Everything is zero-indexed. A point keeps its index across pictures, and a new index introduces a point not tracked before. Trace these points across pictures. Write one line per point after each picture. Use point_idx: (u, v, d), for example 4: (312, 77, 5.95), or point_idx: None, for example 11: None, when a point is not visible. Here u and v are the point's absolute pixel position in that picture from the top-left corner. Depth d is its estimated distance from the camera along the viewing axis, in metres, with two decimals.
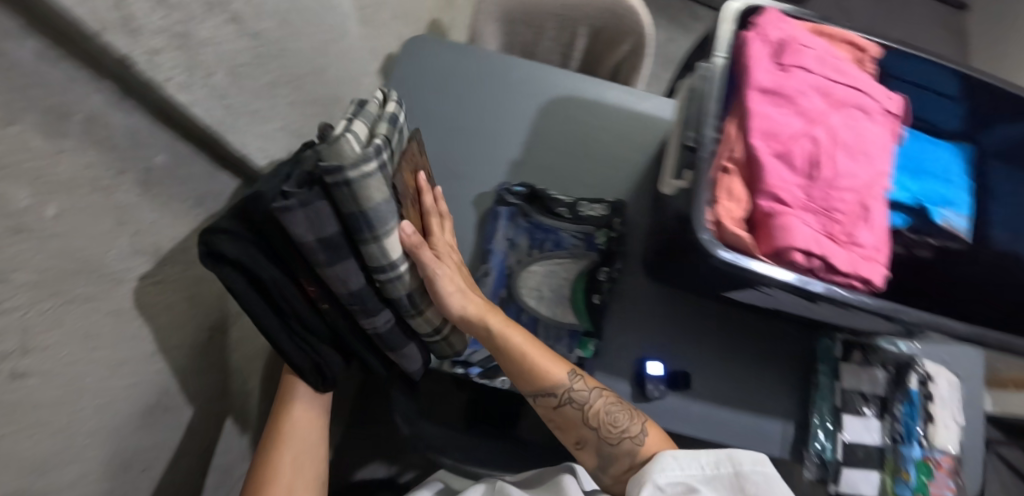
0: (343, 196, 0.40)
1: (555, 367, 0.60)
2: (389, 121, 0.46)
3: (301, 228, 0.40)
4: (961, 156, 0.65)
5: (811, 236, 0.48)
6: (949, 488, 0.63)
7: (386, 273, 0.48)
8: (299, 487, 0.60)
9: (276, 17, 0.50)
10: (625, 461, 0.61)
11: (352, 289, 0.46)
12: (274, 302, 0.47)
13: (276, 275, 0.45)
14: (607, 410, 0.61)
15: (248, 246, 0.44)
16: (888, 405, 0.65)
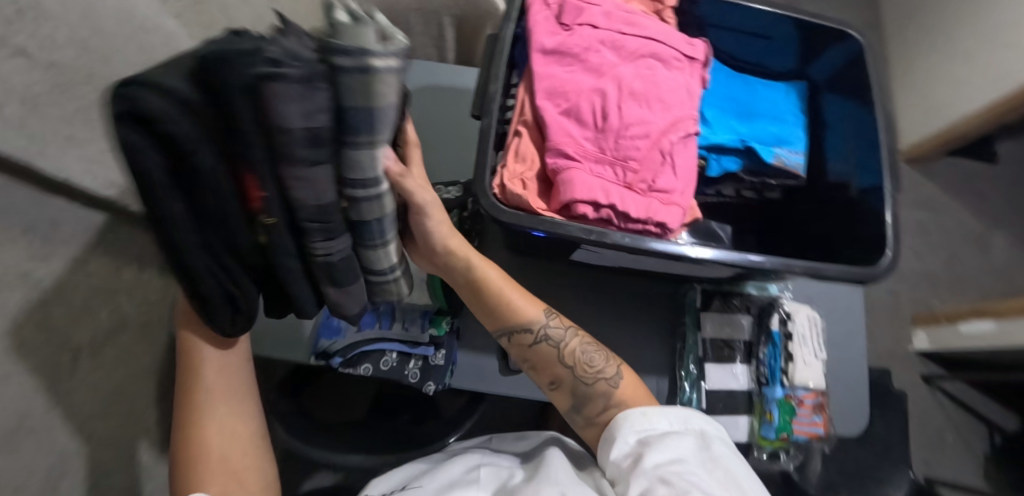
0: (350, 85, 0.31)
1: (527, 304, 0.60)
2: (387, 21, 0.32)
3: (287, 105, 0.29)
4: (795, 94, 0.66)
5: (597, 187, 0.49)
6: (816, 425, 0.62)
7: (360, 192, 0.39)
8: (232, 452, 0.54)
9: (73, 46, 0.53)
10: (599, 403, 0.60)
11: (318, 201, 0.36)
12: (200, 202, 0.34)
13: (216, 162, 0.32)
14: (582, 348, 0.60)
15: (184, 116, 0.29)
16: (752, 349, 0.66)
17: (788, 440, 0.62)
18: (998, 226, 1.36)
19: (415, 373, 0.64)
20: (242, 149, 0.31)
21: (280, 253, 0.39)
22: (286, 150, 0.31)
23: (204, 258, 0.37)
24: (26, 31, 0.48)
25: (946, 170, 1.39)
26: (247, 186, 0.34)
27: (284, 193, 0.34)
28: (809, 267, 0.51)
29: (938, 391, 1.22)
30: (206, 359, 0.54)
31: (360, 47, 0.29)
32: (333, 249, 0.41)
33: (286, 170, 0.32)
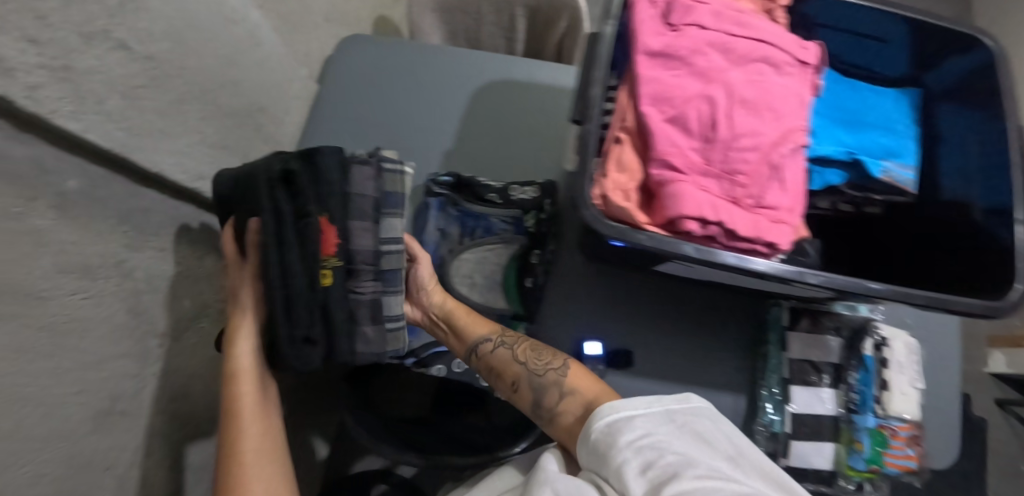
0: (390, 181, 0.62)
1: (486, 324, 0.65)
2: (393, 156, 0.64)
3: (364, 185, 0.60)
4: (906, 102, 0.61)
5: (705, 202, 0.46)
6: (909, 458, 0.59)
7: (388, 247, 0.62)
8: None
9: (168, 39, 0.53)
10: (554, 393, 0.57)
11: (367, 247, 0.61)
12: (303, 238, 0.56)
13: (314, 210, 0.57)
14: (530, 349, 0.61)
15: (308, 181, 0.57)
16: (842, 373, 0.62)
17: (879, 472, 0.59)
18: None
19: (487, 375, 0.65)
20: (329, 205, 0.58)
21: (336, 288, 0.59)
22: (359, 207, 0.60)
23: (297, 286, 0.56)
24: (127, 24, 0.49)
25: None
26: (330, 237, 0.58)
27: (353, 238, 0.60)
28: (930, 297, 0.48)
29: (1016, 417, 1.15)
30: (245, 390, 0.59)
31: (395, 169, 0.62)
32: (373, 283, 0.62)
33: (356, 222, 0.60)
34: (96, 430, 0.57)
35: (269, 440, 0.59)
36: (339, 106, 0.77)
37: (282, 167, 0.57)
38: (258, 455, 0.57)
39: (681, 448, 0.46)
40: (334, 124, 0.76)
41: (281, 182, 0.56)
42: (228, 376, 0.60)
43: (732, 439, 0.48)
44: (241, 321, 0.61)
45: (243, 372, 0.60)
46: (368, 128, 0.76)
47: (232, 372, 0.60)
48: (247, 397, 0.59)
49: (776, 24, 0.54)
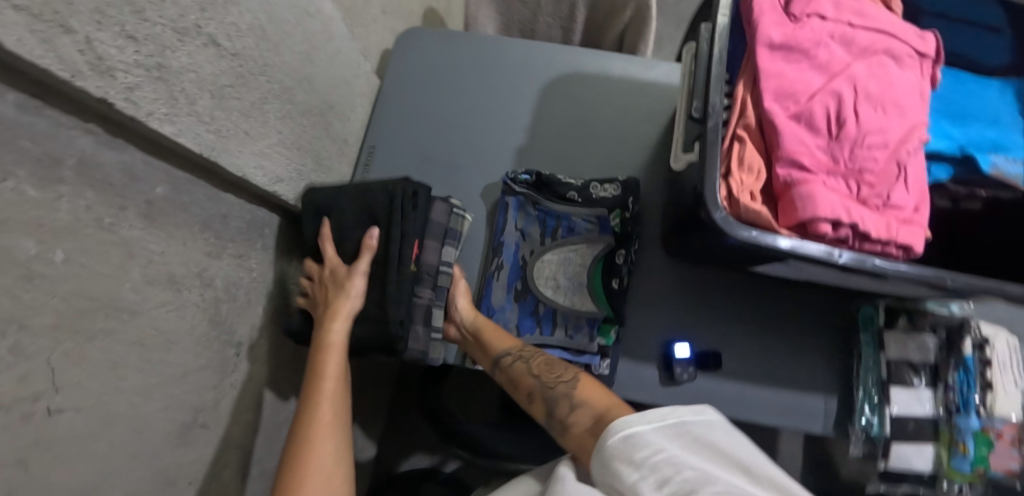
0: (456, 221, 0.64)
1: (511, 338, 0.62)
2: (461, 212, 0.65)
3: (439, 214, 0.62)
4: (1011, 94, 0.58)
5: (839, 203, 0.44)
6: (1013, 459, 0.58)
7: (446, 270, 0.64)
8: None
9: (253, 34, 0.50)
10: (565, 405, 0.52)
11: (433, 262, 0.62)
12: (401, 243, 0.59)
13: (413, 226, 0.60)
14: (546, 362, 0.57)
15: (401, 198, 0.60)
16: (939, 373, 0.61)
17: (984, 474, 0.58)
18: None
19: None
20: (419, 224, 0.60)
21: (406, 289, 0.59)
22: (435, 230, 0.62)
23: (388, 281, 0.59)
24: (217, 19, 0.45)
25: None
26: (415, 247, 0.60)
27: (428, 254, 0.62)
28: None
29: None
30: (332, 361, 0.56)
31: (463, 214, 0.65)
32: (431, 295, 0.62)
33: (432, 240, 0.62)
34: (181, 445, 0.55)
35: (344, 415, 0.54)
36: (405, 103, 0.74)
37: (409, 185, 0.60)
38: (331, 427, 0.52)
39: (703, 466, 0.39)
40: (401, 122, 0.74)
41: (397, 195, 0.60)
42: (318, 347, 0.57)
43: (754, 455, 0.41)
44: (343, 299, 0.58)
45: (334, 344, 0.57)
46: (436, 125, 0.73)
47: (324, 344, 0.57)
48: (334, 370, 0.56)
49: (892, 14, 0.52)
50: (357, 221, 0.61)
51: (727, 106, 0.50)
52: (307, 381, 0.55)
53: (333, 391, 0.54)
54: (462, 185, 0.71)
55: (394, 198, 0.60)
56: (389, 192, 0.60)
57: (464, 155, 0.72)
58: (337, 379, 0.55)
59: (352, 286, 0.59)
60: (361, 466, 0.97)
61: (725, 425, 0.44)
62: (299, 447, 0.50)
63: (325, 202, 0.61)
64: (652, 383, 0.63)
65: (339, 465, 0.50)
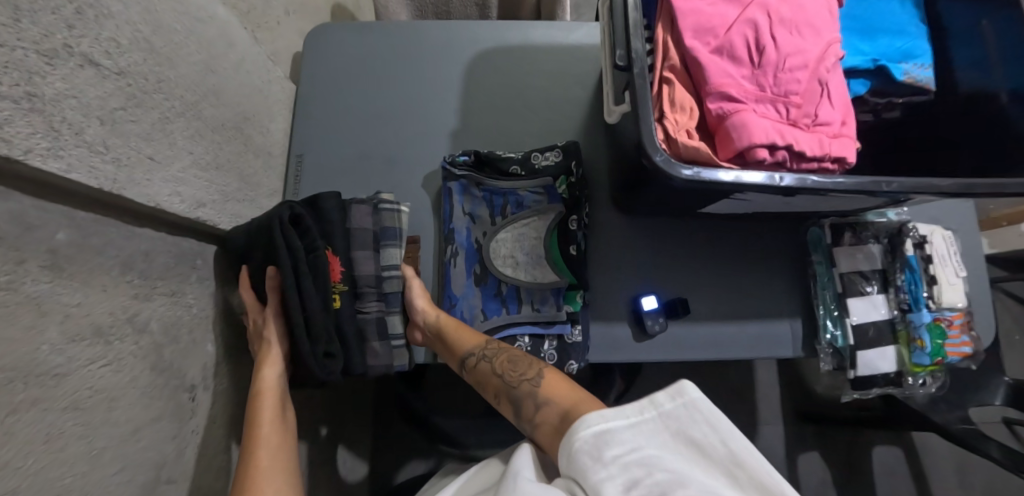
0: (388, 218, 0.61)
1: (474, 332, 0.60)
2: (388, 204, 0.61)
3: (363, 220, 0.59)
4: (911, 3, 0.60)
5: (772, 127, 0.45)
6: (965, 344, 0.62)
7: (390, 273, 0.62)
8: None
9: (137, 49, 0.45)
10: (530, 405, 0.52)
11: (368, 273, 0.59)
12: (315, 272, 0.54)
13: (313, 252, 0.54)
14: (509, 360, 0.56)
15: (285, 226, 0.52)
16: (888, 277, 0.64)
17: (943, 363, 0.61)
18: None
19: (552, 353, 0.62)
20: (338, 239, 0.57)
21: (346, 310, 0.57)
22: (360, 238, 0.59)
23: (302, 317, 0.53)
24: (91, 35, 0.41)
25: None
26: (335, 266, 0.56)
27: (358, 267, 0.59)
28: (990, 183, 0.49)
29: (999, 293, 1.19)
30: (267, 406, 0.53)
31: (394, 208, 0.61)
32: (376, 306, 0.60)
33: (360, 251, 0.58)
34: None
35: (285, 457, 0.50)
36: (326, 103, 0.71)
37: (286, 209, 0.52)
38: (272, 472, 0.48)
39: (673, 468, 0.39)
40: (326, 123, 0.70)
41: (277, 235, 0.51)
42: (251, 396, 0.54)
43: (734, 450, 0.39)
44: (269, 345, 0.56)
45: (267, 392, 0.54)
46: (363, 121, 0.70)
47: (256, 392, 0.54)
48: (270, 418, 0.53)
49: None
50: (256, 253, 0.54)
51: (650, 51, 0.50)
52: (244, 429, 0.52)
53: (269, 438, 0.51)
54: (401, 178, 0.68)
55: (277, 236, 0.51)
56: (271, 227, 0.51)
57: (398, 147, 0.69)
58: (271, 427, 0.52)
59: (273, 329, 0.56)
60: (354, 487, 0.94)
61: (712, 408, 0.41)
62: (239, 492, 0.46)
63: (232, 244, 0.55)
64: (625, 341, 0.63)
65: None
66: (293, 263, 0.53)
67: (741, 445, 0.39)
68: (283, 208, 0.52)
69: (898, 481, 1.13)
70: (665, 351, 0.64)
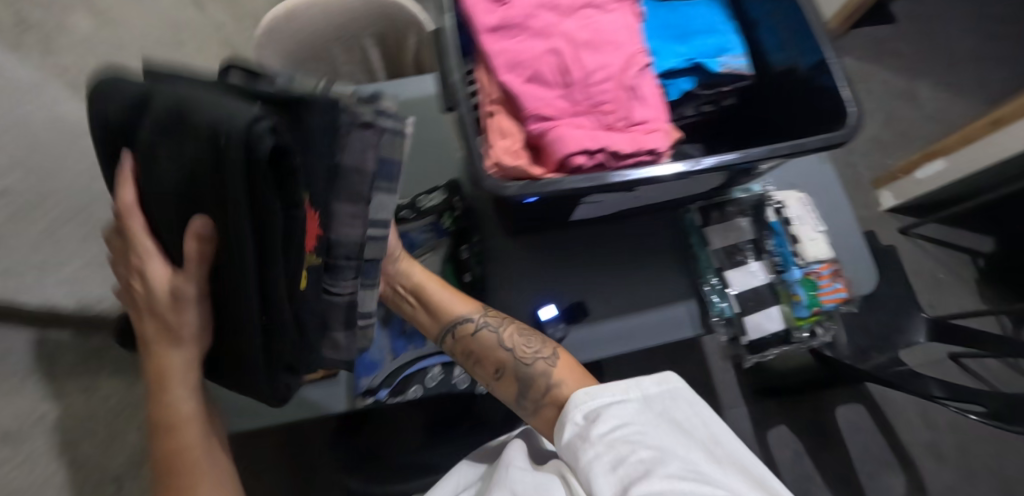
0: (388, 144, 0.48)
1: (470, 304, 0.65)
2: (391, 133, 0.47)
3: (359, 151, 0.45)
4: (718, 4, 0.69)
5: (584, 135, 0.51)
6: (839, 290, 0.65)
7: (373, 232, 0.53)
8: None
9: (16, 169, 0.50)
10: (542, 383, 0.59)
11: (348, 240, 0.48)
12: (290, 236, 0.37)
13: (287, 199, 0.35)
14: (518, 333, 0.62)
15: (252, 175, 0.31)
16: (761, 245, 0.69)
17: (821, 312, 0.66)
18: (923, 73, 1.44)
19: (464, 378, 0.66)
20: (310, 184, 0.39)
21: (309, 290, 0.45)
22: (347, 187, 0.46)
23: (253, 302, 0.39)
24: None
25: (853, 42, 1.47)
26: (310, 229, 0.42)
27: (330, 230, 0.47)
28: (791, 145, 0.55)
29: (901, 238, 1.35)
30: (190, 439, 0.53)
31: (399, 134, 0.48)
32: (351, 275, 0.50)
33: (343, 206, 0.47)
34: None
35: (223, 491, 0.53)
36: None
37: (268, 141, 0.31)
38: None
39: (657, 438, 0.50)
40: None
41: (247, 171, 0.31)
42: (164, 429, 0.53)
43: (708, 426, 0.52)
44: (175, 355, 0.50)
45: (184, 419, 0.53)
46: None
47: (169, 423, 0.53)
48: (196, 453, 0.53)
49: None
50: (177, 188, 0.35)
51: (476, 90, 0.57)
52: (164, 467, 0.53)
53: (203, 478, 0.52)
54: None
55: (242, 167, 0.30)
56: (237, 163, 0.30)
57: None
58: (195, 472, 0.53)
59: (177, 326, 0.47)
60: None
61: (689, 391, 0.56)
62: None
63: (127, 131, 0.35)
64: None
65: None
66: (256, 212, 0.34)
67: (714, 423, 0.52)
68: (263, 132, 0.31)
69: (865, 435, 1.25)
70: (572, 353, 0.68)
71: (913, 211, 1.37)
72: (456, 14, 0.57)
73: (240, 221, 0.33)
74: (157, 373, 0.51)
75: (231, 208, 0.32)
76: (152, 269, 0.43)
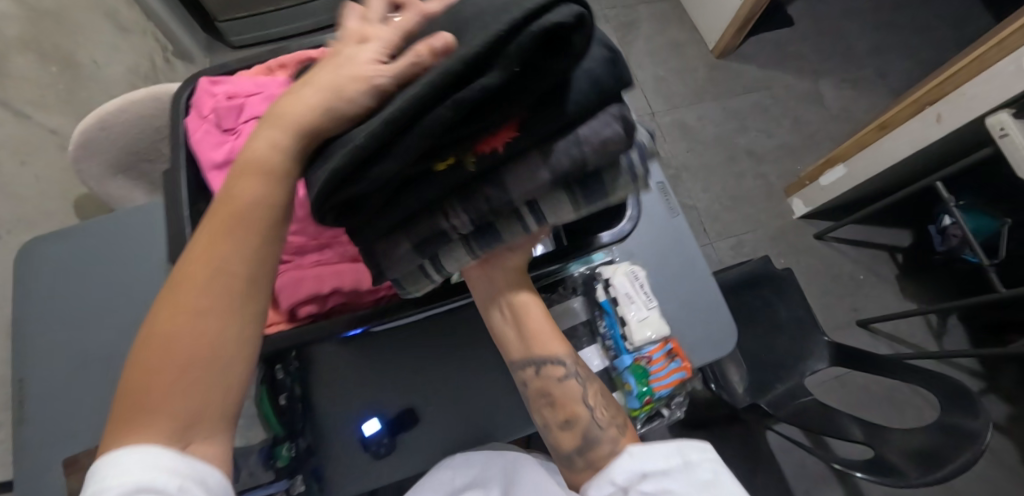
0: (613, 179, 0.42)
1: (563, 342, 0.58)
2: (632, 185, 0.44)
3: (590, 143, 0.38)
4: None
5: (316, 280, 0.55)
6: (672, 374, 0.60)
7: (535, 209, 0.43)
8: (160, 420, 0.36)
9: None
10: (606, 450, 0.53)
11: (497, 202, 0.40)
12: (487, 113, 0.34)
13: (523, 105, 0.35)
14: (600, 395, 0.57)
15: (523, 49, 0.30)
16: (595, 326, 0.65)
17: (653, 401, 0.61)
18: (825, 73, 1.59)
19: None
20: (541, 125, 0.36)
21: (431, 186, 0.38)
22: (557, 162, 0.38)
23: (403, 136, 0.33)
24: None
25: (754, 50, 1.60)
26: (498, 140, 0.37)
27: (512, 182, 0.39)
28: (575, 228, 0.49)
29: (805, 244, 1.43)
30: (263, 188, 0.39)
31: (626, 181, 0.43)
32: (475, 219, 0.42)
33: (527, 181, 0.39)
34: None
35: (219, 335, 0.37)
36: None
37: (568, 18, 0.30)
38: (202, 323, 0.37)
39: None
40: (36, 342, 0.73)
41: (530, 40, 0.30)
42: (240, 171, 0.39)
43: None
44: (294, 98, 0.38)
45: (284, 174, 0.39)
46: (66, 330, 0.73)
47: (246, 164, 0.39)
48: (220, 263, 0.38)
49: None
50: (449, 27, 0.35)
51: None
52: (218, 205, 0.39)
53: (182, 316, 0.37)
54: None
55: (521, 37, 0.30)
56: (525, 31, 0.30)
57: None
58: (239, 292, 0.38)
59: (349, 103, 0.36)
60: None
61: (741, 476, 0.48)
62: (132, 404, 0.36)
63: None
64: (360, 471, 0.64)
65: (202, 436, 0.37)
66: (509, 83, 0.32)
67: None
68: (568, 21, 0.31)
69: (795, 452, 1.24)
70: (401, 465, 0.64)
71: (816, 215, 1.44)
72: (188, 148, 0.51)
73: (493, 67, 0.31)
74: (303, 127, 0.38)
75: (550, 56, 0.33)
76: (369, 28, 0.40)
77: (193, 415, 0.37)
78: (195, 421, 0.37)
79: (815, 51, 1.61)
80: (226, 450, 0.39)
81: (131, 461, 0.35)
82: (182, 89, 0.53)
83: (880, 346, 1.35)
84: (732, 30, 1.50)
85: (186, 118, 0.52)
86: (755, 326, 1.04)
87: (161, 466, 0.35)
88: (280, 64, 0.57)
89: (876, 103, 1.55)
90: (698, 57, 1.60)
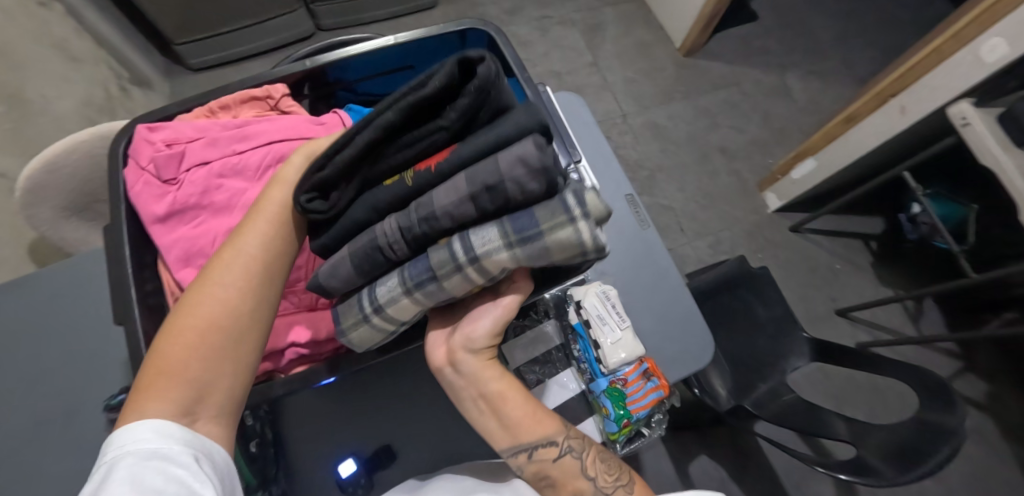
0: (545, 216, 0.42)
1: (552, 416, 0.56)
2: (563, 223, 0.42)
3: (509, 168, 0.42)
4: None
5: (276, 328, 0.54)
6: (648, 395, 0.60)
7: (465, 239, 0.44)
8: (188, 370, 0.44)
9: None
10: None
11: (429, 211, 0.44)
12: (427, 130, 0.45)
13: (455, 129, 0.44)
14: (599, 458, 0.56)
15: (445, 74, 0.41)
16: (569, 349, 0.65)
17: (632, 423, 0.59)
18: (791, 66, 1.61)
19: None
20: (471, 149, 0.44)
21: (383, 187, 0.47)
22: (476, 175, 0.43)
23: (358, 131, 0.44)
24: None
25: (720, 46, 1.61)
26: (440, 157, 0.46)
27: (433, 197, 0.44)
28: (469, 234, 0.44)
29: (780, 238, 1.44)
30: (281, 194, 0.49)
31: (558, 220, 0.42)
32: (404, 231, 0.45)
33: (451, 191, 0.43)
34: None
35: (237, 319, 0.46)
36: None
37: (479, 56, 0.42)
38: (222, 304, 0.46)
39: None
40: None
41: (452, 69, 0.41)
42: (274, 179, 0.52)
43: None
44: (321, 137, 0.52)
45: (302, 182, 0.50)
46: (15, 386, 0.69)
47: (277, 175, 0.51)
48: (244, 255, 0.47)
49: (278, 117, 0.58)
50: None
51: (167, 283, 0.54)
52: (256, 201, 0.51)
53: (212, 296, 0.46)
54: (79, 434, 0.67)
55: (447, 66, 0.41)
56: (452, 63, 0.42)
57: (111, 376, 0.70)
58: (253, 277, 0.47)
59: None
60: None
61: None
62: (158, 370, 0.44)
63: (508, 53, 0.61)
64: None
65: (207, 414, 0.44)
66: (448, 102, 0.44)
67: None
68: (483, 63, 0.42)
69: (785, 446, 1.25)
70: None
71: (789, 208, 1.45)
72: (127, 201, 0.52)
73: (426, 86, 0.42)
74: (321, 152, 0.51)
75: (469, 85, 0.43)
76: None
77: (200, 391, 0.44)
78: (201, 397, 0.44)
79: (779, 44, 1.62)
80: (230, 432, 0.46)
81: (146, 423, 0.42)
82: (117, 140, 0.54)
83: (859, 333, 1.37)
84: (697, 28, 1.50)
85: (124, 170, 0.53)
86: (735, 326, 1.05)
87: (170, 435, 0.42)
88: (222, 105, 0.59)
89: (841, 93, 1.57)
90: (666, 56, 1.60)
